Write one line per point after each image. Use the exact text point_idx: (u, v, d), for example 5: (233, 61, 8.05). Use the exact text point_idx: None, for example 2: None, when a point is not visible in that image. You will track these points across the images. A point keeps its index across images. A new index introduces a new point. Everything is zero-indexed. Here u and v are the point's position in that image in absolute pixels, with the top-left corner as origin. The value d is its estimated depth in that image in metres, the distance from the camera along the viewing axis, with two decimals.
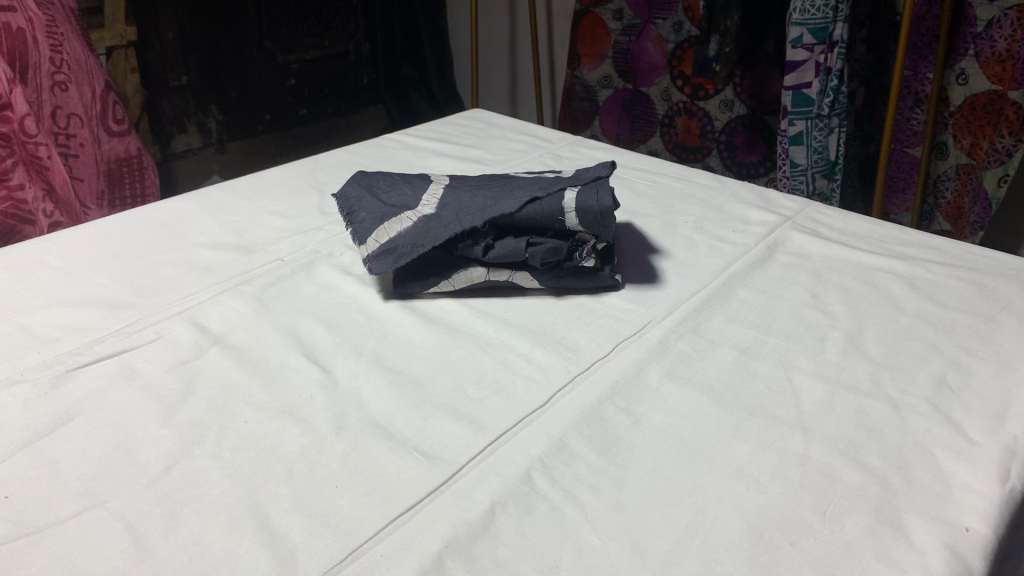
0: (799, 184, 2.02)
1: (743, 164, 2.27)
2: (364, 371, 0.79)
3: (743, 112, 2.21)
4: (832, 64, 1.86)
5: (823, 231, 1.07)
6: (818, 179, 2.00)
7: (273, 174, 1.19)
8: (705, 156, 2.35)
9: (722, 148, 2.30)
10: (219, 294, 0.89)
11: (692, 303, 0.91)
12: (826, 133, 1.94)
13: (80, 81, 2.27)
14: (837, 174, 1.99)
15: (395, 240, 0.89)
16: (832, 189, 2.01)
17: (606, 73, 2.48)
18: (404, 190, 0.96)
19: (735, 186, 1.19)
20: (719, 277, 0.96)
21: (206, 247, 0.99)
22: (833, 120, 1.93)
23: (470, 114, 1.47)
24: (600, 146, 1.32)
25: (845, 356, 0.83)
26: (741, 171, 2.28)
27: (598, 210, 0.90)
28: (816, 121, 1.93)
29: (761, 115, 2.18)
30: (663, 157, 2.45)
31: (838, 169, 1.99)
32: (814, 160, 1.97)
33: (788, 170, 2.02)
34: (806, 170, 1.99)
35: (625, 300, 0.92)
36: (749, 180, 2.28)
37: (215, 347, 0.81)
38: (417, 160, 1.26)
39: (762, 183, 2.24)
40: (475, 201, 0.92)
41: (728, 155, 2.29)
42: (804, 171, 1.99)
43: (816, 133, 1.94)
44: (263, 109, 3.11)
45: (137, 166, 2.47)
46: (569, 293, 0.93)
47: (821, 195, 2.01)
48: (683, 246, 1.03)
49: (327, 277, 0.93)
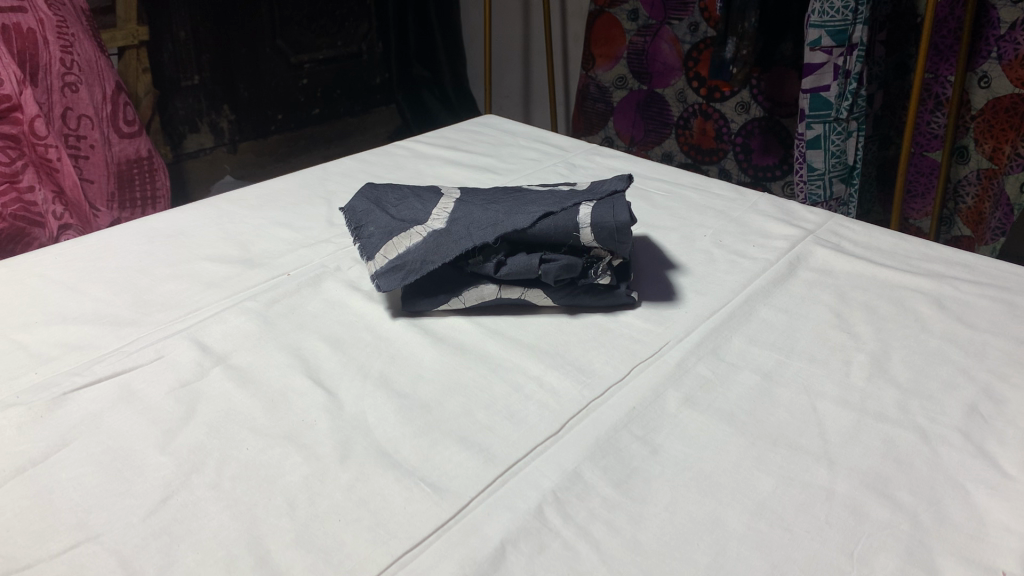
0: (816, 189, 1.97)
1: (760, 167, 2.23)
2: (371, 394, 0.76)
3: (759, 114, 2.17)
4: (852, 67, 1.82)
5: (846, 245, 1.04)
6: (835, 183, 1.96)
7: (280, 182, 1.17)
8: (721, 159, 2.31)
9: (738, 150, 2.26)
10: (223, 310, 0.86)
11: (712, 323, 0.88)
12: (845, 137, 1.90)
13: (91, 82, 2.26)
14: (855, 178, 1.96)
15: (404, 256, 0.86)
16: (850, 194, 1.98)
17: (620, 74, 2.44)
18: (413, 204, 0.93)
19: (755, 197, 1.16)
20: (739, 294, 0.93)
21: (210, 260, 0.96)
22: (852, 125, 1.90)
23: (482, 120, 1.44)
24: (615, 155, 1.29)
25: (870, 381, 0.80)
26: (757, 174, 2.24)
27: (615, 226, 0.87)
28: (834, 125, 1.89)
29: (778, 117, 2.14)
30: (678, 158, 2.41)
31: (857, 174, 1.96)
32: (832, 164, 1.93)
33: (805, 174, 1.98)
34: (823, 174, 1.95)
35: (642, 319, 0.89)
36: (764, 183, 2.24)
37: (217, 368, 0.79)
38: (428, 169, 1.23)
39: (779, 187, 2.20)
40: (487, 216, 0.89)
41: (744, 158, 2.25)
42: (822, 175, 1.95)
43: (834, 137, 1.90)
44: (275, 110, 3.09)
45: (148, 168, 2.44)
46: (584, 311, 0.90)
47: (838, 200, 1.98)
48: (701, 261, 1.00)
49: (334, 293, 0.91)
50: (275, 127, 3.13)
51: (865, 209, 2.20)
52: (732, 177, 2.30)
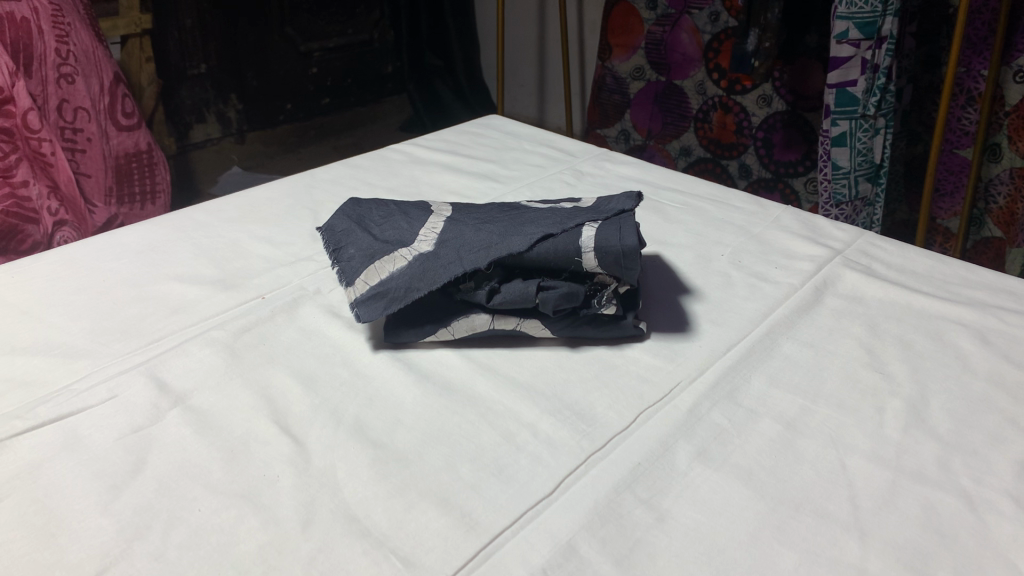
0: (840, 188, 1.86)
1: (782, 163, 2.12)
2: (343, 444, 0.68)
3: (782, 107, 2.07)
4: (881, 62, 1.71)
5: (878, 268, 0.94)
6: (861, 182, 1.85)
7: (264, 191, 1.08)
8: (741, 154, 2.20)
9: (759, 145, 2.15)
10: (187, 341, 0.78)
11: (728, 360, 0.79)
12: (872, 134, 1.80)
13: (88, 73, 2.18)
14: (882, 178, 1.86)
15: (387, 282, 0.78)
16: (876, 193, 1.88)
17: (638, 65, 2.33)
18: (399, 222, 0.84)
19: (777, 211, 1.06)
20: (759, 325, 0.84)
21: (180, 280, 0.88)
22: (879, 120, 1.79)
23: (485, 121, 1.35)
24: (626, 161, 1.20)
25: (906, 433, 0.71)
26: (779, 170, 2.13)
27: (621, 250, 0.78)
28: (861, 121, 1.78)
29: (801, 111, 2.03)
30: (696, 153, 2.30)
31: (884, 173, 1.85)
32: (857, 163, 1.82)
33: (829, 172, 1.87)
34: (848, 173, 1.84)
35: (651, 354, 0.80)
36: (787, 180, 2.12)
37: (175, 412, 0.71)
38: (424, 176, 1.14)
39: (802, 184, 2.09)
40: (479, 237, 0.80)
41: (765, 153, 2.14)
42: (848, 175, 1.84)
43: (860, 133, 1.80)
44: (284, 99, 3.02)
45: (147, 161, 2.34)
46: (586, 344, 0.81)
47: (864, 200, 1.87)
48: (717, 285, 0.91)
49: (311, 320, 0.82)
50: (284, 117, 3.06)
51: (892, 209, 2.09)
52: (752, 173, 2.19)
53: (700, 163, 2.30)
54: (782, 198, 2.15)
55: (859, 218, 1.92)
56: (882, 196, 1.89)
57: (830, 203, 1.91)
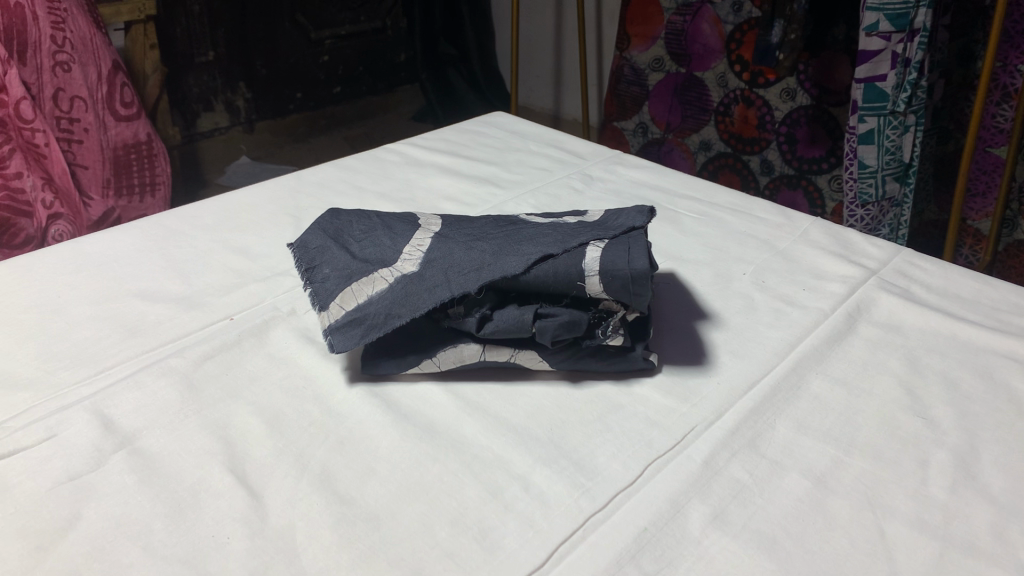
0: (867, 188, 1.76)
1: (805, 159, 2.01)
2: (306, 499, 0.59)
3: (807, 101, 1.96)
4: (912, 56, 1.60)
5: (917, 290, 0.85)
6: (889, 181, 1.75)
7: (244, 194, 1.00)
8: (763, 149, 2.09)
9: (782, 140, 2.05)
10: (141, 371, 0.70)
11: (750, 401, 0.70)
12: (900, 132, 1.69)
13: (85, 61, 2.07)
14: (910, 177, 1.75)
15: (365, 307, 0.69)
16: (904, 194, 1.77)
17: (657, 56, 2.22)
18: (381, 238, 0.75)
19: (805, 223, 0.97)
20: (785, 359, 0.75)
21: (143, 297, 0.80)
22: (908, 118, 1.69)
23: (489, 118, 1.26)
24: (640, 165, 1.10)
25: (954, 494, 0.61)
26: (801, 167, 2.03)
27: (629, 274, 0.68)
28: (889, 118, 1.68)
29: (826, 106, 1.93)
30: (716, 147, 2.19)
31: (914, 173, 1.75)
32: (885, 162, 1.72)
33: (855, 171, 1.76)
34: (876, 172, 1.73)
35: (661, 392, 0.71)
36: (809, 177, 2.02)
37: (119, 455, 0.62)
38: (419, 179, 1.05)
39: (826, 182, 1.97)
40: (470, 257, 0.71)
41: (788, 149, 2.04)
42: (874, 174, 1.74)
43: (889, 131, 1.69)
44: (294, 88, 2.93)
45: (146, 153, 2.22)
46: (588, 377, 0.72)
47: (891, 200, 1.77)
48: (738, 309, 0.82)
49: (283, 347, 0.74)
50: (294, 106, 2.97)
51: (919, 210, 1.98)
52: (774, 170, 2.08)
53: (720, 158, 2.20)
54: (805, 196, 2.04)
55: (885, 220, 1.82)
56: (910, 197, 1.79)
57: (855, 202, 1.80)
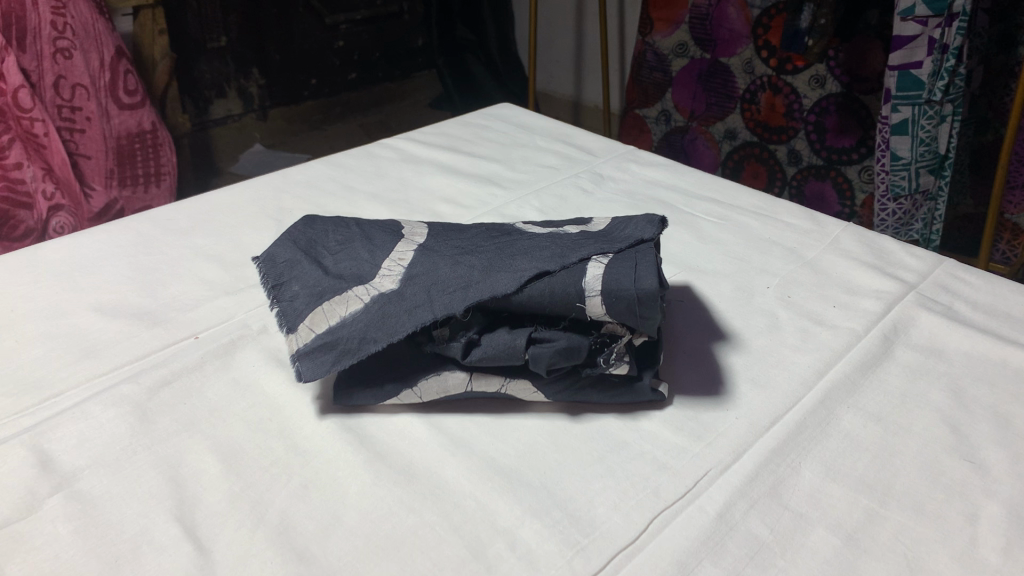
0: (900, 180, 1.65)
1: (834, 149, 1.91)
2: (259, 557, 0.52)
3: (836, 89, 1.85)
4: (951, 41, 1.49)
5: (962, 308, 0.76)
6: (923, 174, 1.63)
7: (225, 195, 0.93)
8: (790, 138, 1.99)
9: (810, 129, 1.94)
10: (89, 400, 0.63)
11: (772, 442, 0.61)
12: (937, 122, 1.57)
13: (87, 48, 1.87)
14: (947, 169, 1.64)
15: (337, 329, 0.61)
16: (939, 187, 1.66)
17: (681, 40, 2.12)
18: (358, 251, 0.68)
19: (836, 230, 0.88)
20: (813, 390, 0.66)
21: (102, 311, 0.73)
22: (946, 106, 1.57)
23: (493, 110, 1.18)
24: (655, 163, 1.02)
25: (1010, 558, 0.53)
26: (831, 157, 1.92)
27: (635, 295, 0.60)
28: (925, 108, 1.56)
29: (857, 94, 1.82)
30: (741, 136, 2.09)
31: (949, 165, 1.63)
32: (919, 154, 1.61)
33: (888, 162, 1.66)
34: (909, 164, 1.62)
35: (672, 428, 0.62)
36: (839, 168, 1.91)
37: (54, 500, 0.55)
38: (415, 178, 0.97)
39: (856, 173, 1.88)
40: (457, 273, 0.63)
41: (817, 138, 1.93)
42: (908, 166, 1.63)
43: (924, 121, 1.57)
44: (308, 73, 2.77)
45: (151, 143, 2.02)
46: (588, 409, 0.64)
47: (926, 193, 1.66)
48: (759, 328, 0.73)
49: (250, 371, 0.67)
50: (309, 92, 2.82)
51: (954, 203, 1.87)
52: (802, 160, 1.98)
53: (745, 148, 2.10)
54: (834, 187, 1.94)
55: (919, 214, 1.71)
56: (947, 191, 1.68)
57: (887, 196, 1.70)
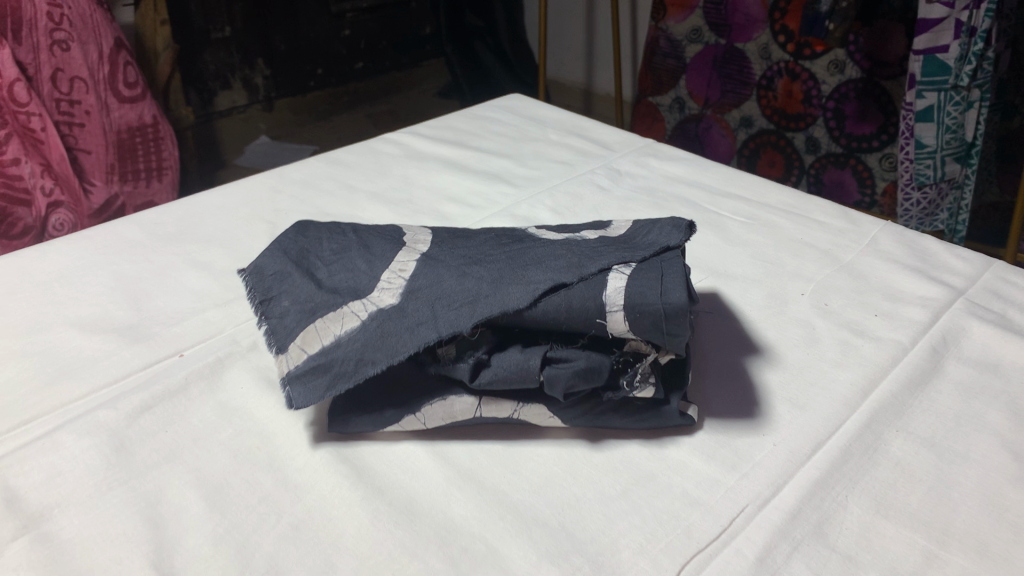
0: (925, 169, 1.57)
1: (854, 137, 1.84)
2: None
3: (856, 74, 1.78)
4: (979, 24, 1.41)
5: (1016, 316, 0.69)
6: (948, 162, 1.55)
7: (217, 196, 0.87)
8: (809, 126, 1.92)
9: (828, 116, 1.87)
10: (61, 429, 0.57)
11: (814, 474, 0.55)
12: (964, 109, 1.49)
13: (85, 39, 1.66)
14: (974, 158, 1.55)
15: (332, 350, 0.56)
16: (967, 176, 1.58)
17: (696, 26, 2.04)
18: (355, 261, 0.62)
19: (873, 229, 0.82)
20: (858, 412, 0.60)
21: (81, 327, 0.67)
22: (974, 92, 1.49)
23: (503, 102, 1.12)
24: (676, 157, 0.95)
25: None
26: (850, 145, 1.85)
27: (661, 310, 0.54)
28: (952, 93, 1.48)
29: (877, 80, 1.75)
30: (759, 124, 2.01)
31: (976, 152, 1.55)
32: (945, 141, 1.53)
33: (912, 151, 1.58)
34: (934, 153, 1.54)
35: (703, 457, 0.56)
36: (859, 155, 1.84)
37: (18, 544, 0.49)
38: (420, 175, 0.91)
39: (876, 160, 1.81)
40: (463, 287, 0.57)
41: (836, 125, 1.86)
42: (932, 154, 1.55)
43: (950, 107, 1.49)
44: (314, 63, 2.71)
45: (152, 136, 1.81)
46: (610, 434, 0.58)
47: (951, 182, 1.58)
48: (796, 341, 0.67)
49: (239, 395, 0.61)
50: (315, 82, 2.75)
51: (979, 190, 1.78)
52: (820, 148, 1.90)
53: (762, 136, 2.02)
54: (854, 176, 1.87)
55: (944, 204, 1.64)
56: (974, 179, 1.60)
57: (911, 184, 1.63)
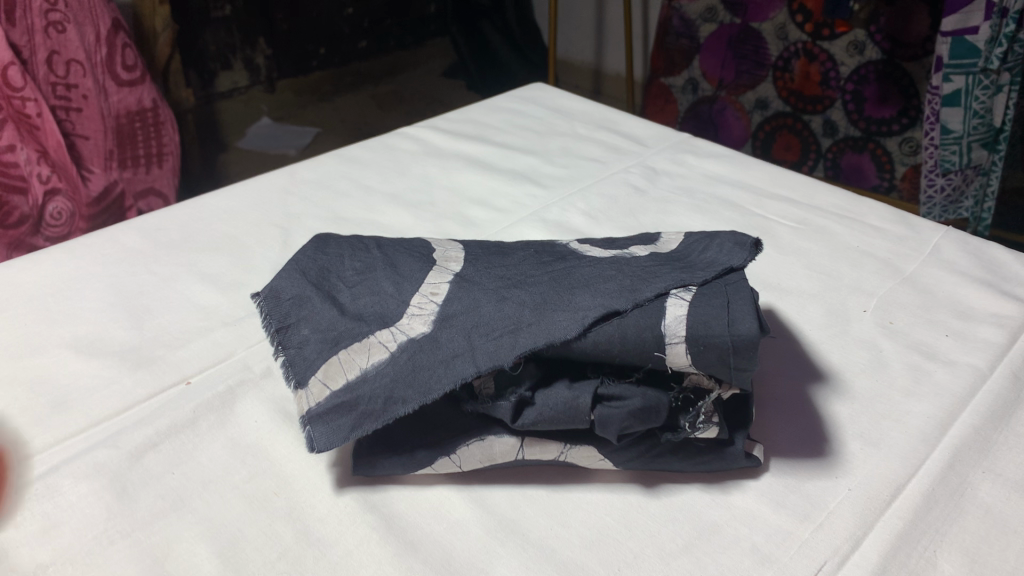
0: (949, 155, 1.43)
1: (874, 120, 1.73)
2: None
3: (876, 56, 1.67)
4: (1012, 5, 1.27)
5: None
6: (975, 148, 1.42)
7: (223, 197, 0.81)
8: (826, 109, 1.80)
9: (847, 99, 1.75)
10: (56, 473, 0.51)
11: (897, 525, 0.49)
12: (992, 93, 1.35)
13: (80, 21, 1.54)
14: (1003, 144, 1.40)
15: (357, 386, 0.50)
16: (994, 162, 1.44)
17: (709, 3, 1.89)
18: (381, 283, 0.56)
19: (934, 236, 0.75)
20: (939, 450, 0.54)
21: (78, 350, 0.61)
22: (1004, 76, 1.34)
23: (524, 93, 1.05)
24: (715, 154, 0.89)
25: None
26: (869, 128, 1.74)
27: (729, 343, 0.48)
28: (980, 77, 1.35)
29: (899, 60, 1.64)
30: (774, 107, 1.88)
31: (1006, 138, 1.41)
32: (972, 127, 1.39)
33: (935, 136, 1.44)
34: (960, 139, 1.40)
35: (772, 505, 0.51)
36: (878, 139, 1.73)
37: None
38: (441, 175, 0.85)
39: (896, 145, 1.71)
40: (503, 313, 0.51)
41: (855, 108, 1.74)
42: (958, 140, 1.40)
43: (978, 92, 1.35)
44: (317, 43, 2.62)
45: (152, 121, 1.68)
46: (667, 478, 0.53)
47: (976, 169, 1.45)
48: (863, 366, 0.61)
49: (254, 430, 0.55)
50: (317, 62, 2.66)
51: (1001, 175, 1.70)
52: (838, 131, 1.79)
53: (778, 118, 1.89)
54: (873, 160, 1.76)
55: (968, 191, 1.49)
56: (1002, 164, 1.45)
57: (935, 170, 1.47)
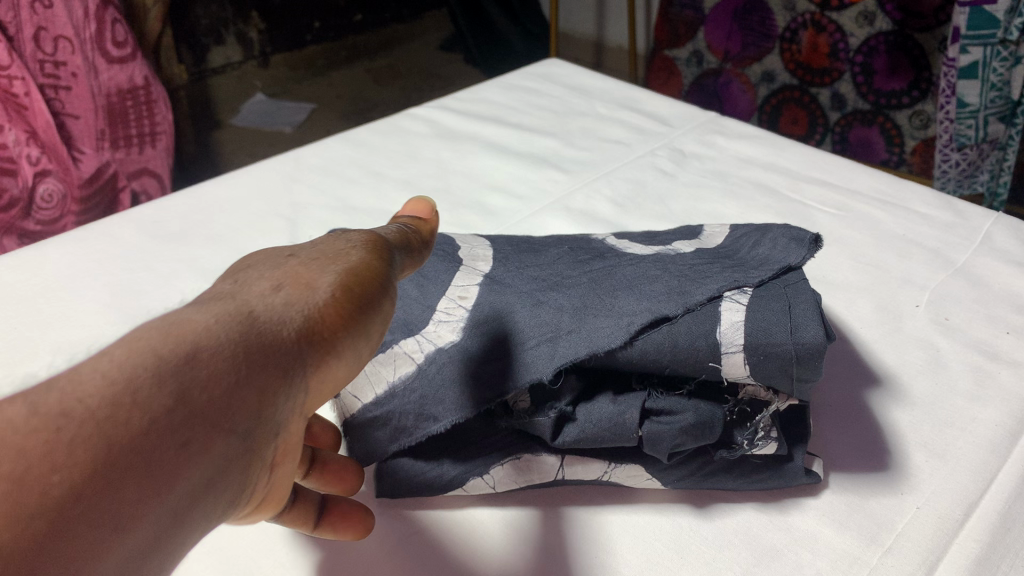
0: (966, 129, 1.29)
1: (884, 93, 1.59)
2: None
3: (887, 27, 1.53)
4: None
5: None
6: (992, 122, 1.28)
7: (224, 185, 0.76)
8: (834, 81, 1.66)
9: (856, 71, 1.61)
10: None
11: (974, 549, 0.45)
12: (1011, 65, 1.22)
13: None
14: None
15: (386, 401, 0.46)
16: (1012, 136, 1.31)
17: None
18: (403, 287, 0.52)
19: (983, 223, 0.71)
20: (1011, 462, 0.50)
21: (70, 355, 0.57)
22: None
23: (538, 68, 0.99)
24: (744, 133, 0.84)
25: None
26: (878, 101, 1.61)
27: (792, 353, 0.43)
28: (998, 49, 1.21)
29: (910, 32, 1.51)
30: (780, 79, 1.75)
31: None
32: (989, 100, 1.25)
33: (950, 110, 1.30)
34: (977, 112, 1.27)
35: (835, 525, 0.47)
36: (887, 112, 1.60)
37: None
38: (455, 159, 0.80)
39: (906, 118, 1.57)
40: (539, 318, 0.46)
41: (863, 80, 1.61)
42: (975, 113, 1.27)
43: (996, 64, 1.22)
44: (311, 16, 2.53)
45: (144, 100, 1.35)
46: (719, 498, 0.48)
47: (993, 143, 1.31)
48: (919, 367, 0.57)
49: None
50: (312, 36, 2.58)
51: None
52: (845, 104, 1.66)
53: (784, 93, 1.76)
54: (880, 134, 1.63)
55: (984, 164, 1.37)
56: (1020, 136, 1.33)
57: (949, 145, 1.35)
